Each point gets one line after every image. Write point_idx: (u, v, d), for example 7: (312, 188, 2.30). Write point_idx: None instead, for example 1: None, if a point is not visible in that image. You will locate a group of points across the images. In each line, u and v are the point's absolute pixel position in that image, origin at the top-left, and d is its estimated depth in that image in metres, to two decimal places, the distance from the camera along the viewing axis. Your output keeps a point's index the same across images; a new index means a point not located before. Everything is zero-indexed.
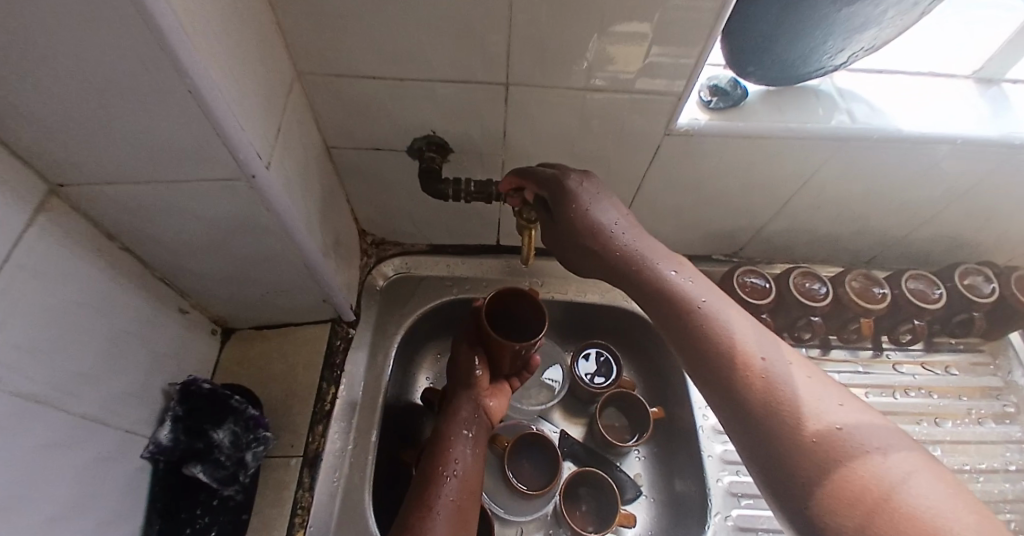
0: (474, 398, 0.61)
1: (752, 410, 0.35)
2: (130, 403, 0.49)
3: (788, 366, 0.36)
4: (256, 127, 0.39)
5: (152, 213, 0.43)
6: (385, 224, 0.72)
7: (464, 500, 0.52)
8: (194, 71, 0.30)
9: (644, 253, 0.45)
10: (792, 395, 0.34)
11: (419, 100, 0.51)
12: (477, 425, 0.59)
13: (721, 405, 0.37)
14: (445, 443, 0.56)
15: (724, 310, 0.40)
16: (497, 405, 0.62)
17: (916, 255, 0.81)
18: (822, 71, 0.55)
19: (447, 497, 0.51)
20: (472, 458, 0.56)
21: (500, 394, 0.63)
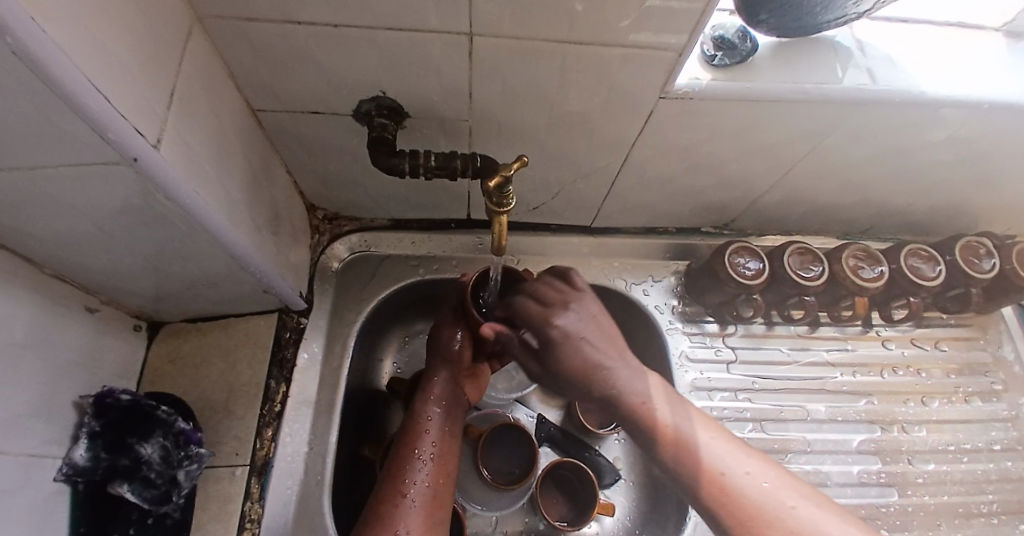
0: (451, 375, 0.55)
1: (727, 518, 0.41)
2: (29, 426, 0.41)
3: (752, 475, 0.42)
4: (132, 95, 0.29)
5: (12, 207, 0.33)
6: (337, 197, 0.63)
7: (436, 492, 0.48)
8: (12, 21, 0.20)
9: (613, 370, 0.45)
10: (758, 503, 0.40)
11: (362, 51, 0.40)
12: (453, 405, 0.53)
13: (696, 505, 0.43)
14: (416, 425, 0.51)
15: (683, 418, 0.45)
16: (473, 387, 0.56)
17: (913, 225, 0.77)
18: (844, 19, 0.46)
19: (419, 484, 0.47)
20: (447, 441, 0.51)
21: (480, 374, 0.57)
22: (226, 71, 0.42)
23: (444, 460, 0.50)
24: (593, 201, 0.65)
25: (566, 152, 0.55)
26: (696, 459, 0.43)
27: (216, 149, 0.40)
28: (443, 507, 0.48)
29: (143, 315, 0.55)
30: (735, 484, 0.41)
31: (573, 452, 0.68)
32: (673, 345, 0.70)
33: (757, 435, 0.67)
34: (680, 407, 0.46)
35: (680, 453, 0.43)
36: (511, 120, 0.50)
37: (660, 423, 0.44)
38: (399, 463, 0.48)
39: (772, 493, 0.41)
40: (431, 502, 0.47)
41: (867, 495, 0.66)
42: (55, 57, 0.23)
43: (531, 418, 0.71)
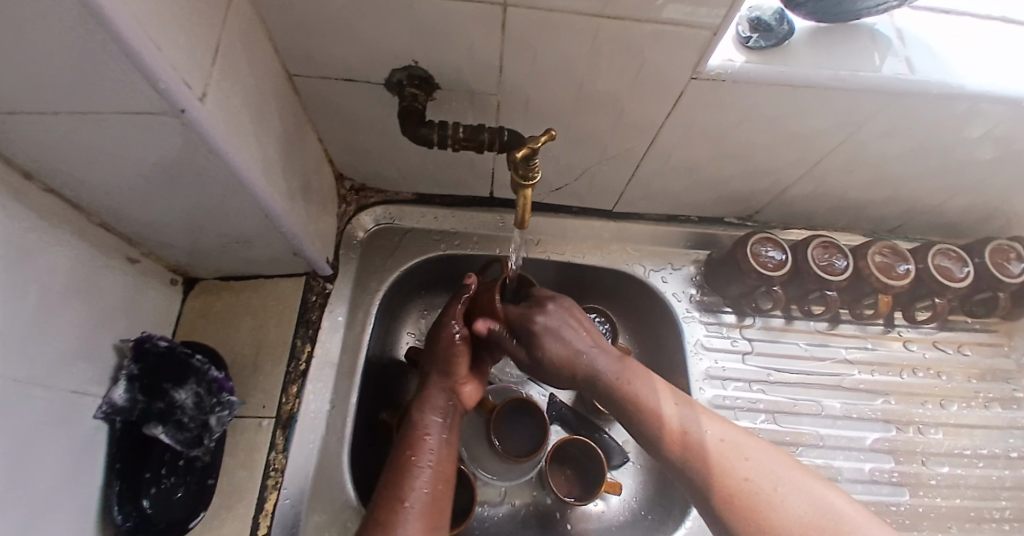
0: (449, 386, 0.55)
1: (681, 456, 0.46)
2: (73, 364, 0.43)
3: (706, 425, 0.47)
4: (181, 47, 0.31)
5: (71, 153, 0.36)
6: (365, 168, 0.64)
7: (438, 497, 0.48)
8: None
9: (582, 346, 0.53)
10: (705, 443, 0.45)
11: (397, 19, 0.41)
12: (450, 414, 0.54)
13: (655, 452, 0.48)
14: (416, 432, 0.51)
15: (646, 380, 0.50)
16: (471, 392, 0.57)
17: (945, 226, 0.75)
18: (884, 6, 0.46)
19: (419, 489, 0.47)
20: (446, 445, 0.51)
21: (479, 377, 0.58)
22: (267, 35, 0.43)
23: (445, 464, 0.50)
24: (616, 185, 0.65)
25: (592, 132, 0.55)
26: (656, 411, 0.48)
27: (255, 111, 0.42)
28: (443, 513, 0.48)
29: (180, 271, 0.58)
30: (694, 437, 0.46)
31: (583, 432, 0.69)
32: (689, 333, 0.70)
33: (768, 426, 0.67)
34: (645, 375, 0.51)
35: (641, 407, 0.48)
36: (540, 97, 0.50)
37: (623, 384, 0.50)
38: (401, 466, 0.48)
39: (717, 436, 0.46)
40: (433, 506, 0.47)
41: (878, 492, 0.65)
42: (111, 4, 0.24)
43: (543, 396, 0.72)
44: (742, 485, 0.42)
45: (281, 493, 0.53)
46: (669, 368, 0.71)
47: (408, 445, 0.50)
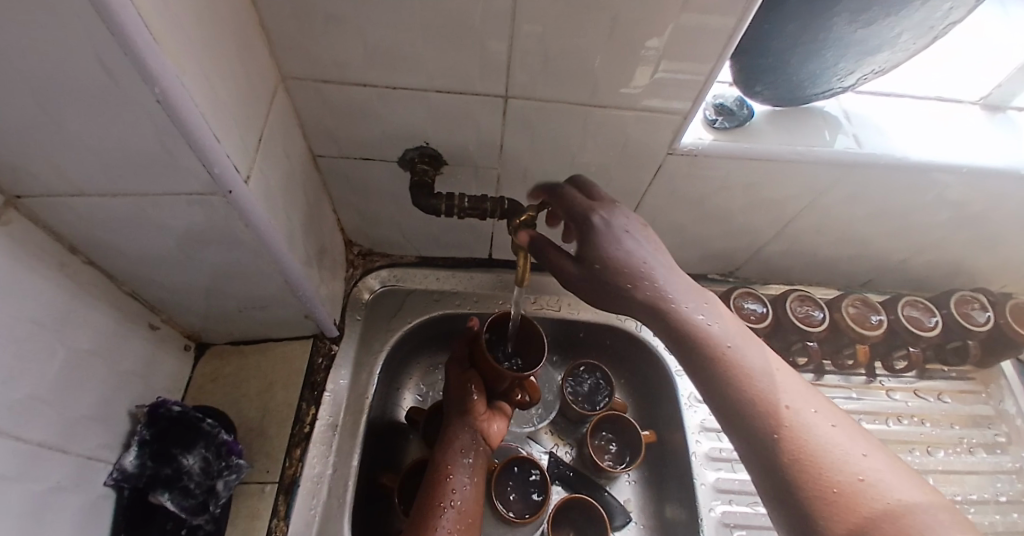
0: (471, 425, 0.57)
1: (727, 391, 0.38)
2: (88, 428, 0.44)
3: (768, 376, 0.38)
4: (234, 138, 0.36)
5: (120, 228, 0.40)
6: (374, 234, 0.69)
7: None
8: (161, 74, 0.26)
9: (636, 260, 0.42)
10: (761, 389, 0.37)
11: (413, 108, 0.48)
12: (474, 453, 0.56)
13: (707, 392, 0.40)
14: (441, 473, 0.54)
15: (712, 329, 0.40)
16: (497, 430, 0.59)
17: (912, 280, 0.81)
18: (830, 93, 0.53)
19: (444, 530, 0.49)
20: (470, 490, 0.54)
21: (500, 415, 0.60)
22: (297, 121, 0.49)
23: (469, 510, 0.52)
24: None
25: None
26: (710, 339, 0.40)
27: (284, 187, 0.46)
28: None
29: (193, 335, 0.60)
30: (745, 379, 0.38)
31: (585, 491, 0.68)
32: (682, 386, 0.72)
33: None
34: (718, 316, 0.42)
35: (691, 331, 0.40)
36: (536, 170, 0.56)
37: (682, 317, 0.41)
38: (426, 510, 0.51)
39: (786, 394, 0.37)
40: None
41: None
42: (188, 106, 0.29)
43: (545, 454, 0.72)
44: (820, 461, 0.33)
45: None
46: (667, 421, 0.73)
47: (432, 490, 0.53)
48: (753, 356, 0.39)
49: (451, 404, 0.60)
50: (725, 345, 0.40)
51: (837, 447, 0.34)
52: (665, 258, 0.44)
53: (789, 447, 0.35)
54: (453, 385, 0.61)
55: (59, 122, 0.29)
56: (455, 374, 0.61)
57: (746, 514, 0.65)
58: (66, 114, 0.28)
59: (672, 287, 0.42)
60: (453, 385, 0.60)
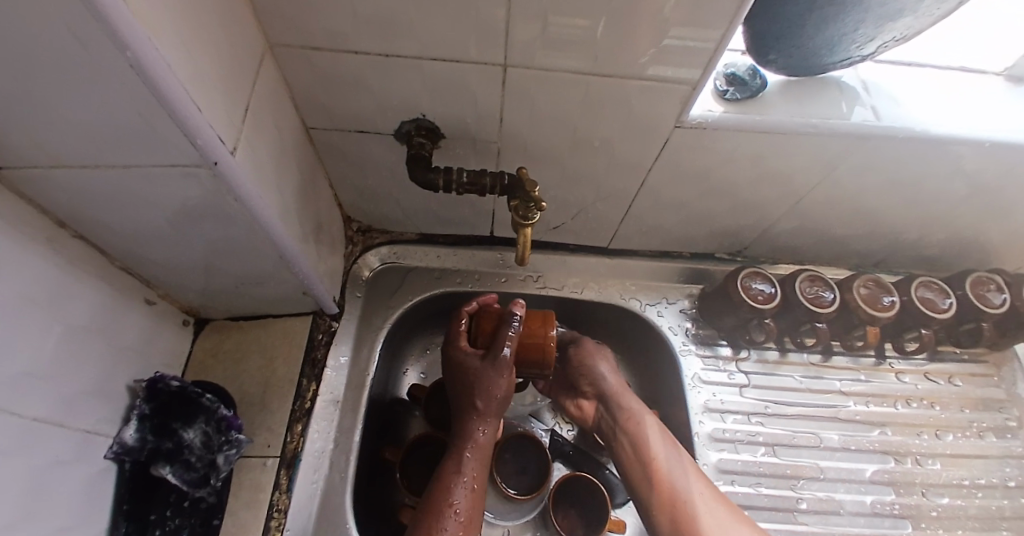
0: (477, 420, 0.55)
1: (651, 498, 0.58)
2: (87, 402, 0.45)
3: (680, 470, 0.57)
4: (218, 107, 0.34)
5: (107, 201, 0.39)
6: (373, 211, 0.68)
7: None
8: (132, 37, 0.25)
9: (612, 389, 0.66)
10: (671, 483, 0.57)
11: (407, 78, 0.46)
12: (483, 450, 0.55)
13: (638, 485, 0.60)
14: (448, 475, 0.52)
15: (664, 449, 0.59)
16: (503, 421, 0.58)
17: (927, 259, 0.78)
18: (848, 62, 0.50)
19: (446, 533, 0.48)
20: (477, 492, 0.52)
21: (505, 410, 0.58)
22: (288, 93, 0.47)
23: (477, 512, 0.51)
24: (609, 223, 0.69)
25: (586, 175, 0.59)
26: (656, 460, 0.59)
27: (275, 160, 0.45)
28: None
29: (192, 311, 0.60)
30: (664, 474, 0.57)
31: (586, 469, 0.68)
32: (686, 367, 0.71)
33: (769, 459, 0.67)
34: (667, 439, 0.61)
35: (647, 463, 0.59)
36: (537, 144, 0.54)
37: (647, 446, 0.60)
38: (435, 516, 0.49)
39: (683, 478, 0.57)
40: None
41: (880, 525, 0.65)
42: (164, 73, 0.28)
43: (546, 432, 0.72)
44: (690, 512, 0.55)
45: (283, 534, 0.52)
46: (670, 401, 0.72)
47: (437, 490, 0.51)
48: (688, 474, 0.57)
49: (456, 389, 0.56)
50: (659, 452, 0.59)
51: (699, 501, 0.55)
52: (637, 401, 0.65)
53: (661, 494, 0.57)
54: (455, 369, 0.56)
55: (30, 90, 0.28)
56: (462, 359, 0.56)
57: (749, 495, 0.65)
58: (35, 80, 0.27)
59: (653, 436, 0.61)
60: (456, 368, 0.56)
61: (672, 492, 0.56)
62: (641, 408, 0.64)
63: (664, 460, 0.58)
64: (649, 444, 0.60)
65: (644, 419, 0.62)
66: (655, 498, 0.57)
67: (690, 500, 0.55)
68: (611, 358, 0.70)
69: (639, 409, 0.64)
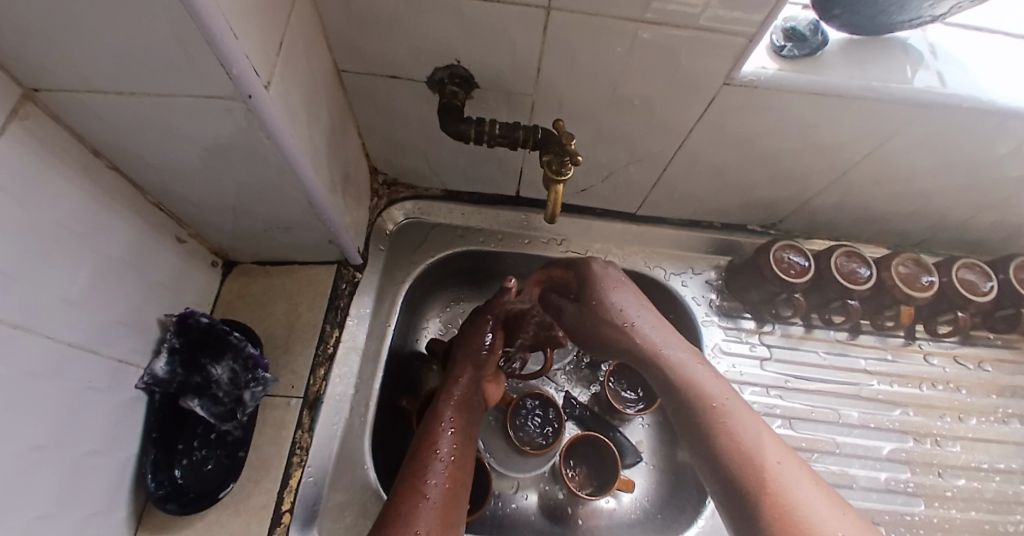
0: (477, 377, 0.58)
1: (699, 419, 0.44)
2: (120, 333, 0.46)
3: (757, 436, 0.42)
4: (253, 37, 0.33)
5: (141, 132, 0.38)
6: (400, 163, 0.67)
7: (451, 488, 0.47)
8: None
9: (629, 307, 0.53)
10: (738, 427, 0.42)
11: (444, 20, 0.44)
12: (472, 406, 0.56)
13: (695, 449, 0.44)
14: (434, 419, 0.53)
15: (722, 396, 0.45)
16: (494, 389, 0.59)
17: (970, 241, 0.75)
18: (917, 22, 0.47)
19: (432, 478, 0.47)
20: (461, 440, 0.52)
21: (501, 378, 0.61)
22: (321, 31, 0.46)
23: (460, 455, 0.50)
24: (641, 187, 0.66)
25: (622, 134, 0.57)
26: (704, 392, 0.45)
27: (307, 101, 0.44)
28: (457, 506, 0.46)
29: (221, 253, 0.61)
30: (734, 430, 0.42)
31: (598, 431, 0.69)
32: (708, 336, 0.71)
33: (784, 431, 0.67)
34: (727, 390, 0.46)
35: (693, 389, 0.45)
36: (573, 99, 0.52)
37: (702, 394, 0.45)
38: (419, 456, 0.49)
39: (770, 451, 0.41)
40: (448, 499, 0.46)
41: (892, 502, 0.65)
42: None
43: (561, 394, 0.73)
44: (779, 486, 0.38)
45: (305, 470, 0.54)
46: None
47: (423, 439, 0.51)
48: (744, 414, 0.44)
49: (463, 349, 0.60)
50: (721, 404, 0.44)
51: (802, 495, 0.38)
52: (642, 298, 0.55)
53: (738, 456, 0.41)
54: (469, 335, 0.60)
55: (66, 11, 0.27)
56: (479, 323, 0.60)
57: None
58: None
59: (667, 338, 0.50)
60: (472, 330, 0.60)
61: (756, 463, 0.40)
62: (674, 336, 0.51)
63: (690, 369, 0.47)
64: (692, 379, 0.46)
65: (684, 358, 0.48)
66: (712, 427, 0.43)
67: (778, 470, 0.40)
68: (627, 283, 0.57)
69: (699, 367, 0.47)
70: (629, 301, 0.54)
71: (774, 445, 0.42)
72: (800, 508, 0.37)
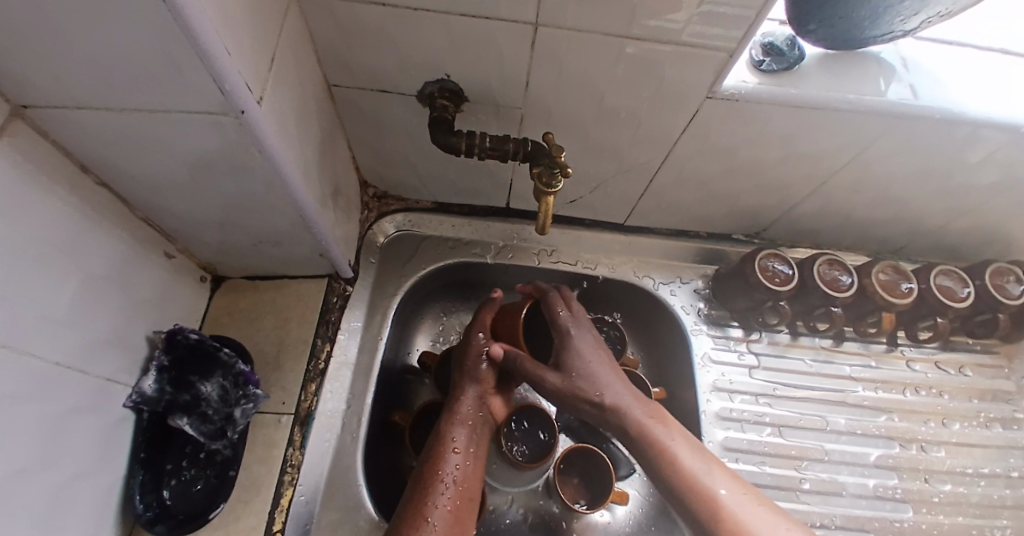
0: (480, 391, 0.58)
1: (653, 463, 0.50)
2: (106, 351, 0.45)
3: (713, 478, 0.48)
4: (246, 53, 0.34)
5: (131, 147, 0.38)
6: (390, 176, 0.67)
7: (459, 513, 0.49)
8: None
9: (594, 358, 0.56)
10: (698, 477, 0.48)
11: (434, 34, 0.45)
12: (478, 427, 0.56)
13: (662, 487, 0.50)
14: (441, 443, 0.53)
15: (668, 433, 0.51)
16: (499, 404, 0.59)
17: (946, 248, 0.77)
18: (889, 36, 0.49)
19: (441, 503, 0.49)
20: (471, 465, 0.53)
21: (507, 393, 0.61)
22: (312, 46, 0.46)
23: (468, 482, 0.51)
24: (629, 198, 0.68)
25: (609, 147, 0.58)
26: (655, 436, 0.51)
27: (297, 115, 0.44)
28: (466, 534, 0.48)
29: (209, 268, 0.60)
30: (684, 472, 0.48)
31: (591, 441, 0.69)
32: (697, 346, 0.72)
33: (774, 439, 0.68)
34: (677, 438, 0.51)
35: (648, 437, 0.51)
36: (562, 112, 0.53)
37: (653, 437, 0.51)
38: (427, 484, 0.50)
39: (720, 485, 0.47)
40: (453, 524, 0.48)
41: (880, 508, 0.66)
42: (196, 14, 0.27)
43: (554, 405, 0.73)
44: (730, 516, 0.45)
45: (296, 489, 0.53)
46: (678, 379, 0.73)
47: (431, 459, 0.52)
48: (687, 452, 0.49)
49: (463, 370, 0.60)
50: (672, 448, 0.50)
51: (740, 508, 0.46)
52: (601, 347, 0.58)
53: (687, 483, 0.48)
54: (467, 353, 0.60)
55: (58, 29, 0.27)
56: (473, 343, 0.60)
57: (753, 472, 0.65)
58: (66, 17, 0.26)
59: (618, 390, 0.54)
60: (470, 351, 0.60)
61: (710, 498, 0.46)
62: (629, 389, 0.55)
63: (676, 450, 0.50)
64: (644, 423, 0.52)
65: (673, 440, 0.51)
66: (661, 468, 0.49)
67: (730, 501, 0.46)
68: (594, 332, 0.58)
69: (649, 415, 0.53)
70: (600, 367, 0.55)
71: (756, 509, 0.46)
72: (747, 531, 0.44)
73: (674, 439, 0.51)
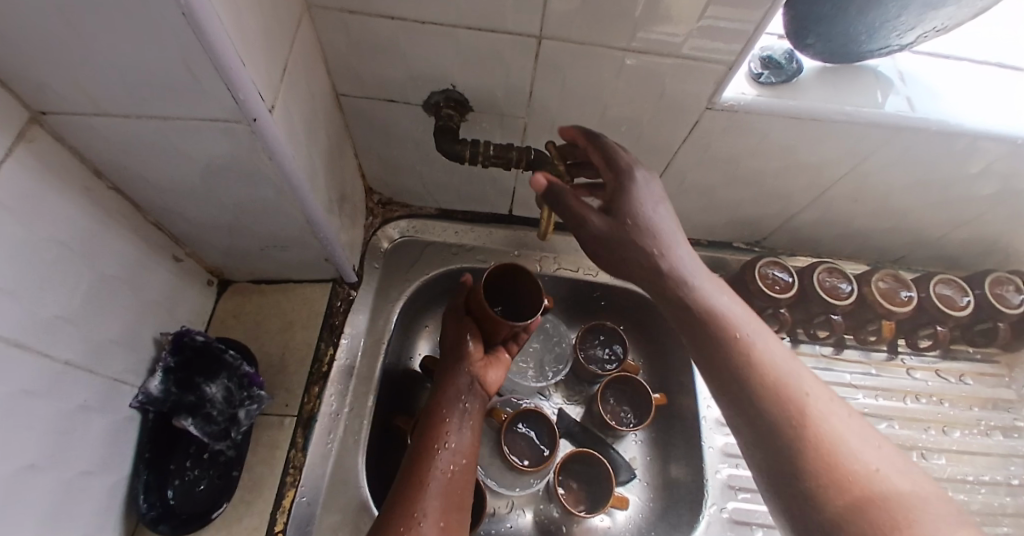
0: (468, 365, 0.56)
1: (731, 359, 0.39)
2: (115, 352, 0.46)
3: (793, 373, 0.38)
4: (259, 63, 0.35)
5: (145, 153, 0.39)
6: (395, 183, 0.68)
7: (458, 483, 0.48)
8: None
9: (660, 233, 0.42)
10: (781, 375, 0.37)
11: (441, 46, 0.46)
12: (472, 397, 0.55)
13: (732, 395, 0.38)
14: (436, 416, 0.53)
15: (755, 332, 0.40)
16: (493, 379, 0.57)
17: (945, 258, 0.78)
18: (886, 50, 0.50)
19: (440, 471, 0.48)
20: (467, 435, 0.52)
21: (501, 363, 0.58)
22: (321, 56, 0.47)
23: (464, 451, 0.51)
24: None
25: None
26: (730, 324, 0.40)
27: (307, 123, 0.46)
28: (465, 497, 0.48)
29: (216, 272, 0.61)
30: (767, 363, 0.38)
31: (592, 446, 0.69)
32: None
33: None
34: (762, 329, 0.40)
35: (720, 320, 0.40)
36: (565, 121, 0.54)
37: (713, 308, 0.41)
38: (423, 453, 0.49)
39: (804, 383, 0.37)
40: (452, 494, 0.47)
41: None
42: (212, 24, 0.28)
43: (554, 410, 0.73)
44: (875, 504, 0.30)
45: (298, 490, 0.54)
46: (679, 385, 0.73)
47: (428, 431, 0.51)
48: (773, 348, 0.39)
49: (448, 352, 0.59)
50: (755, 341, 0.39)
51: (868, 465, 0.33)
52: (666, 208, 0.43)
53: (785, 416, 0.35)
54: (453, 334, 0.59)
55: (81, 39, 0.28)
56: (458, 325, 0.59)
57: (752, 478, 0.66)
58: (87, 27, 0.27)
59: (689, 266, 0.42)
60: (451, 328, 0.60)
61: (798, 407, 0.36)
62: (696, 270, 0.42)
63: (756, 334, 0.39)
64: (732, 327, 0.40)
65: (763, 343, 0.39)
66: (744, 368, 0.38)
67: (869, 477, 0.32)
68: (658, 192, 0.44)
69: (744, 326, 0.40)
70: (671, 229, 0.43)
71: (866, 444, 0.34)
72: (847, 451, 0.33)
73: (749, 325, 0.40)
